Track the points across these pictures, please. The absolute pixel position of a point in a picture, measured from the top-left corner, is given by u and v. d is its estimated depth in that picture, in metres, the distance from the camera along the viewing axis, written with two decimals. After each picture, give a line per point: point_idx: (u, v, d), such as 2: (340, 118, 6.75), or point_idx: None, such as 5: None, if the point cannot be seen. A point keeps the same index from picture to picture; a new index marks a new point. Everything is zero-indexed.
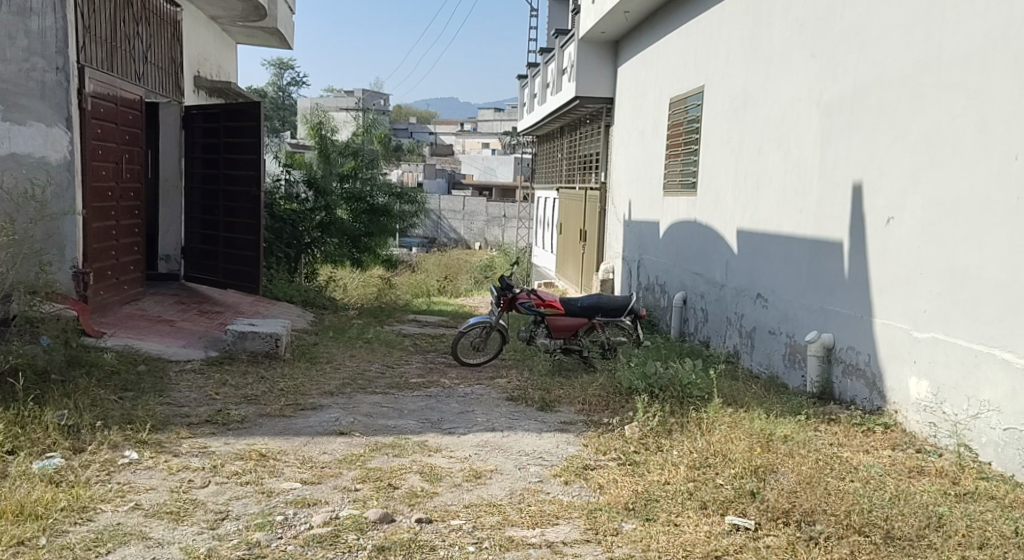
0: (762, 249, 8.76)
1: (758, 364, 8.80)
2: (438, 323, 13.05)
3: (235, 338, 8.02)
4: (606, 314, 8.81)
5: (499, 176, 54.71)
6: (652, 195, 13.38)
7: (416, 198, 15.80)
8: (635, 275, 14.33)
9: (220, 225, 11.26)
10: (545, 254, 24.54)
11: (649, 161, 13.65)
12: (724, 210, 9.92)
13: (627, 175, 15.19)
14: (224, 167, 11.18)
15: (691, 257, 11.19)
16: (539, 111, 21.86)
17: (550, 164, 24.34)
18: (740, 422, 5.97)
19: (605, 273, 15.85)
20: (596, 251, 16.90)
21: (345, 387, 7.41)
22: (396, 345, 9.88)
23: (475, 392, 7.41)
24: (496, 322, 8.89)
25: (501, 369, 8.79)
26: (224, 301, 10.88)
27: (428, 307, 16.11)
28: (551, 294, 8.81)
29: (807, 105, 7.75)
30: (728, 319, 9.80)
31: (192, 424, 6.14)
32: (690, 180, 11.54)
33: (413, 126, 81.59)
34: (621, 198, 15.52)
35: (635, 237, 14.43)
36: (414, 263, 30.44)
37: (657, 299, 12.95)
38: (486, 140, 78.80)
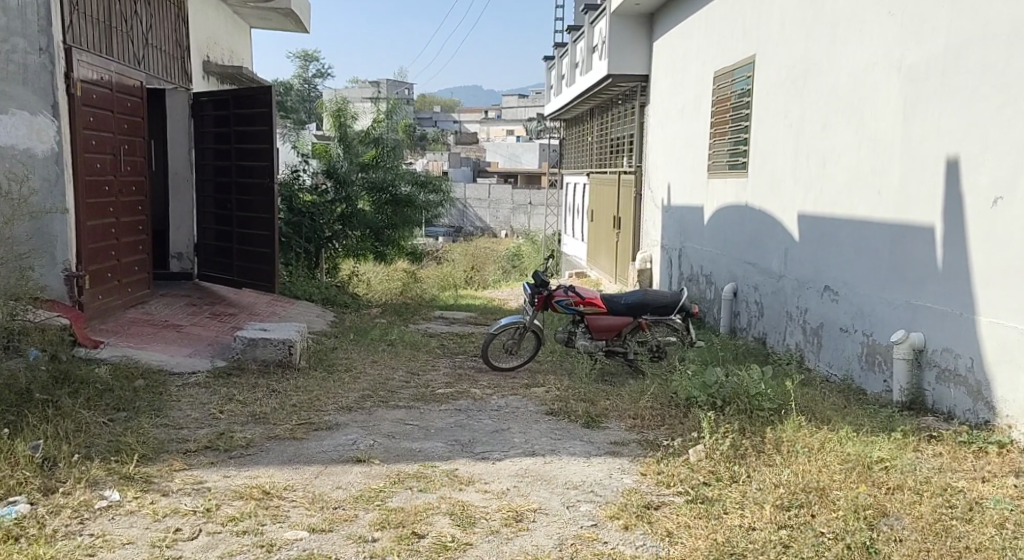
0: (832, 236, 8.02)
1: (828, 365, 8.04)
2: (466, 321, 12.19)
3: (245, 346, 7.16)
4: (652, 312, 7.91)
5: (524, 163, 53.77)
6: (695, 178, 12.49)
7: (441, 187, 14.94)
8: (676, 265, 13.39)
9: (233, 220, 10.33)
10: (575, 243, 23.65)
11: (691, 141, 12.72)
12: (783, 193, 9.15)
13: (664, 157, 14.30)
14: (236, 159, 10.24)
15: (742, 244, 10.37)
16: (567, 93, 20.97)
17: (579, 149, 23.37)
18: (827, 447, 5.09)
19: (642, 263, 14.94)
20: (632, 240, 15.99)
21: (365, 401, 6.57)
22: (421, 347, 9.03)
23: (511, 405, 6.55)
24: (530, 323, 8.01)
25: (538, 374, 7.92)
26: (238, 302, 10.02)
27: (456, 301, 15.26)
28: (592, 290, 7.95)
29: (886, 71, 6.99)
30: (789, 314, 9.02)
31: (188, 452, 5.27)
32: (741, 160, 10.59)
33: (436, 115, 80.75)
34: (658, 182, 14.63)
35: (675, 224, 13.53)
36: (439, 253, 29.63)
37: (701, 292, 12.10)
38: (510, 127, 77.81)
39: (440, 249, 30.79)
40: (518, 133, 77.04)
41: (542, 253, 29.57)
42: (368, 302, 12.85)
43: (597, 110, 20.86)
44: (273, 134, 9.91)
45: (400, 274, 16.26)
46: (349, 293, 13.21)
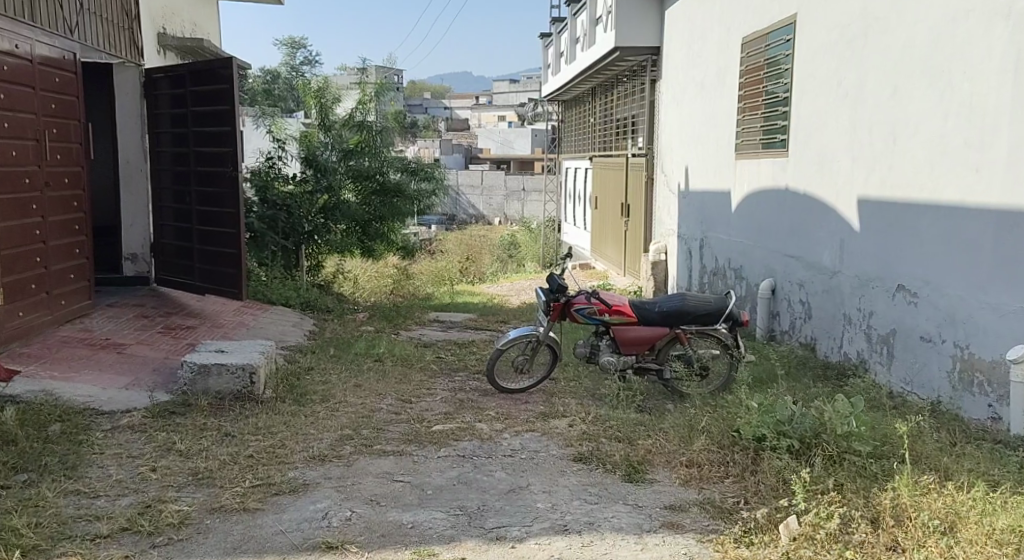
0: (903, 224, 6.80)
1: (903, 381, 6.81)
2: (466, 325, 10.82)
3: (194, 375, 5.76)
4: (692, 321, 6.53)
5: (518, 149, 52.32)
6: (718, 161, 11.12)
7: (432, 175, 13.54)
8: (699, 256, 11.97)
9: (193, 215, 8.86)
10: (577, 232, 22.27)
11: (713, 119, 11.33)
12: (832, 175, 7.87)
13: (679, 139, 12.94)
14: (194, 145, 8.74)
15: (781, 234, 9.07)
16: (567, 71, 19.55)
17: (580, 132, 21.92)
18: (965, 533, 3.88)
19: (657, 255, 13.56)
20: (643, 229, 14.63)
21: (343, 445, 5.20)
22: (414, 364, 7.65)
23: (529, 449, 5.18)
24: (544, 335, 6.68)
25: (556, 399, 6.56)
26: (201, 311, 8.63)
27: (452, 300, 13.89)
28: (618, 295, 6.61)
29: (982, 22, 5.92)
30: (845, 317, 7.75)
31: (99, 538, 3.96)
32: (779, 138, 9.15)
33: (425, 100, 79.14)
34: (673, 165, 13.27)
35: (696, 210, 12.11)
36: (431, 245, 28.21)
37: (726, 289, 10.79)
38: (502, 112, 76.30)
39: (432, 240, 29.39)
40: (510, 118, 75.47)
41: (540, 242, 28.18)
42: (354, 305, 11.48)
43: (600, 88, 19.39)
44: (235, 115, 8.39)
45: (390, 272, 14.88)
46: (334, 297, 11.83)
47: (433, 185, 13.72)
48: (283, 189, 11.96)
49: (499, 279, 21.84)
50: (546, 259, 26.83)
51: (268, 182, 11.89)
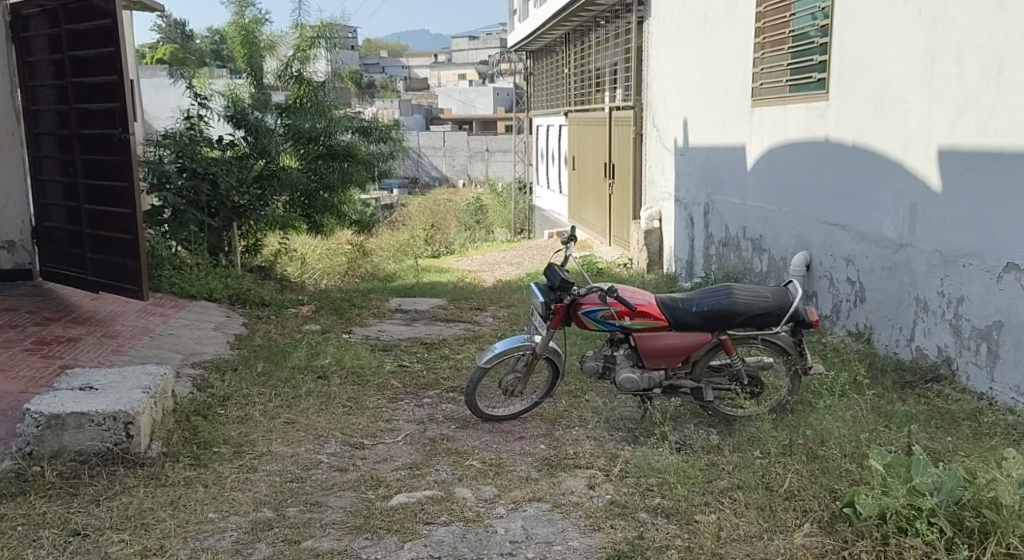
0: (1014, 181, 5.10)
1: (1013, 390, 5.17)
2: (435, 314, 9.12)
3: (41, 432, 4.01)
4: (743, 326, 4.77)
5: (479, 109, 50.40)
6: (726, 111, 9.39)
7: (387, 136, 11.70)
8: (702, 224, 10.24)
9: (81, 192, 7.02)
10: (549, 196, 20.61)
11: (720, 61, 9.57)
12: (896, 119, 6.14)
13: (675, 88, 11.17)
14: (76, 102, 6.89)
15: (818, 197, 7.35)
16: (537, 19, 17.77)
17: (551, 86, 20.12)
18: None
19: (649, 222, 11.88)
20: (631, 192, 12.93)
21: (253, 544, 3.55)
22: (368, 385, 5.93)
23: (536, 540, 3.61)
24: (541, 347, 5.00)
25: (558, 436, 4.87)
26: (96, 318, 6.84)
27: (416, 283, 12.13)
28: (643, 291, 4.90)
29: None
30: (913, 301, 6.05)
31: None
32: (813, 78, 7.46)
33: (384, 61, 76.64)
34: (666, 118, 11.54)
35: (697, 169, 10.39)
36: (392, 214, 26.41)
37: (737, 263, 9.13)
38: (462, 72, 74.13)
39: (394, 209, 27.59)
40: (470, 77, 73.31)
41: (510, 207, 26.47)
42: (298, 295, 9.73)
43: (574, 36, 17.56)
44: (122, 61, 6.50)
45: (344, 250, 13.06)
46: (273, 289, 10.05)
47: (389, 148, 11.88)
48: (211, 156, 10.11)
49: (468, 250, 20.14)
50: (516, 225, 25.15)
51: (191, 144, 9.84)
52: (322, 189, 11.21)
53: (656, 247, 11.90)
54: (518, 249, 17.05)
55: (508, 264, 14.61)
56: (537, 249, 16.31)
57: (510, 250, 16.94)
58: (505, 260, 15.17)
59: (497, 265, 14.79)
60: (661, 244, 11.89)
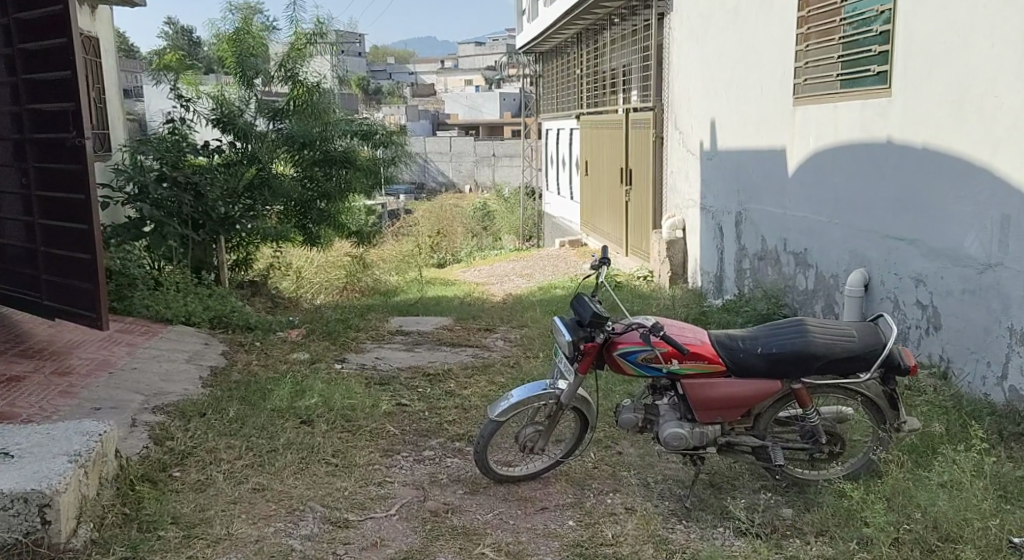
0: None
1: None
2: (440, 336, 8.21)
3: None
4: (823, 373, 3.87)
5: (486, 113, 49.50)
6: (759, 111, 8.48)
7: (387, 141, 10.80)
8: (732, 235, 9.32)
9: (33, 206, 6.13)
10: (561, 202, 19.69)
11: (752, 55, 8.64)
12: (991, 119, 5.30)
13: (698, 87, 10.28)
14: (26, 101, 5.99)
15: (876, 207, 6.46)
16: (548, 16, 16.88)
17: (562, 88, 19.19)
18: None
19: (672, 232, 10.95)
20: (651, 199, 11.98)
21: None
22: (358, 433, 5.02)
23: None
24: (566, 395, 4.07)
25: (593, 511, 4.01)
26: (48, 351, 5.94)
27: (420, 299, 11.23)
28: (692, 326, 3.98)
29: None
30: (1007, 331, 5.22)
31: None
32: (870, 73, 6.54)
33: (391, 65, 75.95)
34: (690, 119, 10.61)
35: (726, 174, 9.46)
36: (397, 222, 25.50)
37: (776, 279, 8.19)
38: (469, 76, 73.28)
39: (399, 216, 26.75)
40: (478, 80, 72.52)
41: (519, 213, 25.58)
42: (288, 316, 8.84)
43: (588, 34, 16.60)
44: (75, 54, 5.62)
45: (343, 263, 12.14)
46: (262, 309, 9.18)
47: (391, 154, 10.96)
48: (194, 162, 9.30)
49: (477, 260, 19.26)
50: (526, 231, 24.26)
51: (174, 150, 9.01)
52: (318, 198, 10.35)
53: (680, 259, 10.95)
54: (529, 259, 16.14)
55: (519, 276, 13.70)
56: (550, 259, 15.38)
57: (521, 260, 16.01)
58: (516, 272, 14.24)
59: (507, 276, 13.88)
60: (686, 256, 10.94)
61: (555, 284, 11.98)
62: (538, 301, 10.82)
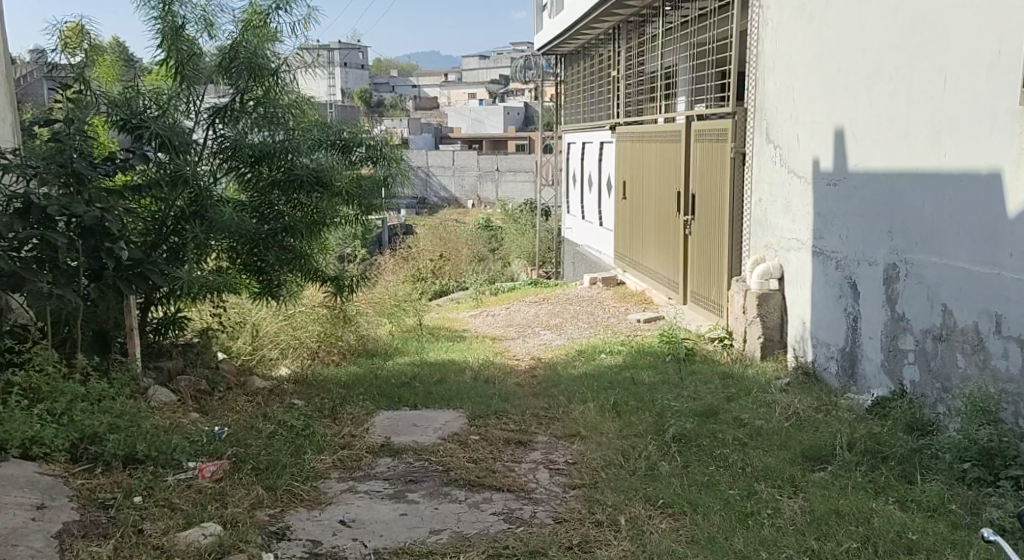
0: None
1: None
2: (450, 460, 5.32)
3: None
4: None
5: (491, 125, 46.71)
6: (932, 112, 5.58)
7: (374, 155, 7.88)
8: (870, 297, 6.41)
9: None
10: (586, 229, 16.80)
11: (917, 31, 5.72)
12: None
13: (806, 83, 7.35)
14: None
15: None
16: (577, 7, 13.98)
17: (590, 95, 16.28)
18: None
19: (765, 282, 8.04)
20: (725, 237, 9.02)
21: None
22: None
23: None
24: None
25: None
26: None
27: (421, 371, 8.32)
28: None
29: None
30: None
31: None
32: None
33: (393, 78, 73.42)
34: (790, 126, 7.69)
35: (859, 209, 6.54)
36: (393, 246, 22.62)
37: (969, 378, 5.28)
38: (473, 89, 70.63)
39: (399, 236, 23.97)
40: (482, 93, 69.88)
41: (531, 236, 22.77)
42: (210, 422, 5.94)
43: (627, 26, 13.57)
44: None
45: (318, 315, 9.24)
46: (174, 410, 6.24)
47: (381, 172, 7.96)
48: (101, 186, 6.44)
49: (486, 295, 16.41)
50: (540, 257, 21.43)
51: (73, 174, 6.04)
52: (280, 232, 7.42)
53: (775, 320, 8.04)
54: (551, 301, 13.23)
55: (544, 328, 10.84)
56: (579, 303, 12.48)
57: (544, 302, 13.12)
58: (540, 321, 11.37)
59: (529, 328, 11.00)
60: (782, 317, 8.03)
61: (598, 347, 9.12)
62: (577, 375, 7.95)
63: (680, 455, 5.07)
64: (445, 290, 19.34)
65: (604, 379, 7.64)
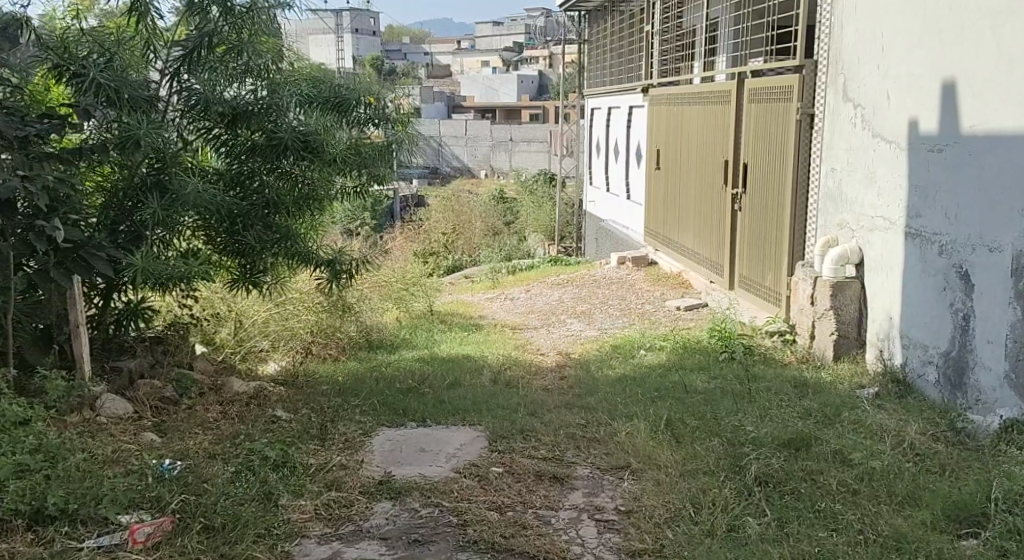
0: None
1: None
2: (467, 504, 4.13)
3: None
4: None
5: (505, 95, 45.31)
6: None
7: (376, 117, 6.61)
8: (997, 291, 5.29)
9: None
10: (611, 203, 15.51)
11: None
12: None
13: (909, 32, 6.17)
14: None
15: None
16: None
17: (617, 56, 14.92)
18: None
19: (841, 269, 6.81)
20: (786, 213, 7.77)
21: None
22: None
23: None
24: None
25: None
26: None
27: (431, 371, 7.12)
28: None
29: None
30: None
31: None
32: None
33: (406, 47, 72.07)
34: (881, 86, 6.55)
35: (982, 183, 5.44)
36: (403, 220, 21.41)
37: None
38: (486, 58, 69.07)
39: (410, 209, 22.76)
40: (496, 63, 68.37)
41: (550, 208, 21.42)
42: (164, 451, 4.74)
43: None
44: None
45: (314, 303, 8.03)
46: (125, 431, 5.06)
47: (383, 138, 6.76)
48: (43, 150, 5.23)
49: (502, 274, 15.19)
50: (560, 232, 20.12)
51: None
52: (264, 209, 6.24)
53: (851, 314, 6.82)
54: (575, 281, 12.00)
55: (571, 315, 9.64)
56: (608, 286, 11.22)
57: (568, 283, 11.89)
58: (565, 307, 10.16)
59: (553, 316, 9.76)
60: (861, 309, 6.81)
61: (636, 341, 7.90)
62: (615, 378, 6.73)
63: (769, 507, 3.88)
64: (457, 267, 18.10)
65: (648, 384, 6.44)
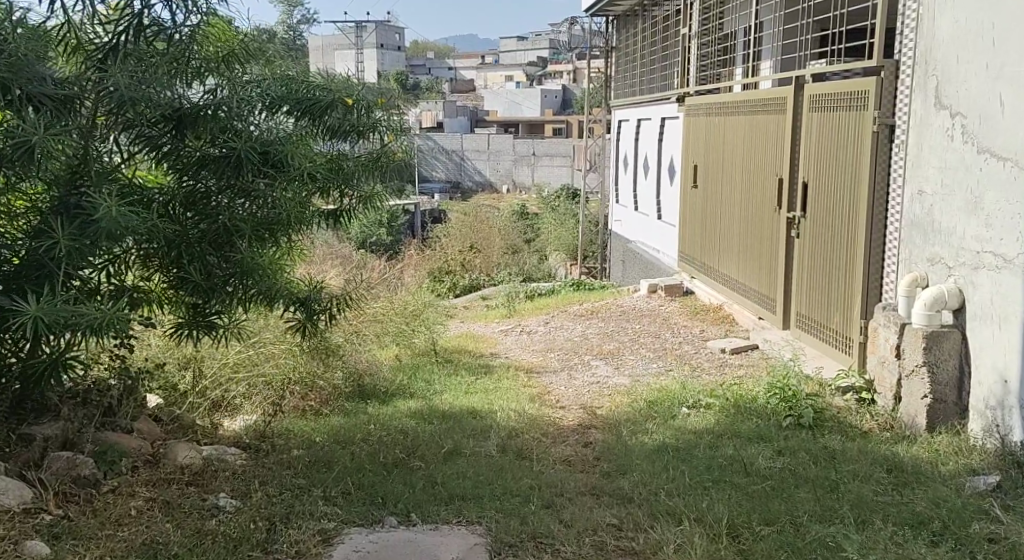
0: None
1: None
2: None
3: None
4: None
5: (529, 109, 44.17)
6: None
7: (357, 125, 5.29)
8: None
9: None
10: (641, 224, 14.21)
11: None
12: None
13: None
14: None
15: None
16: None
17: (648, 64, 13.64)
18: None
19: (935, 316, 5.46)
20: (860, 244, 6.42)
21: None
22: None
23: None
24: None
25: None
26: None
27: (426, 431, 5.83)
28: None
29: None
30: None
31: None
32: None
33: (429, 60, 71.15)
34: (994, 88, 5.20)
35: None
36: (418, 239, 20.22)
37: None
38: (510, 71, 68.07)
39: (427, 226, 21.56)
40: (520, 76, 67.33)
41: (572, 226, 20.13)
42: None
43: None
44: None
45: (292, 344, 6.77)
46: (5, 543, 3.79)
47: (368, 150, 5.45)
48: None
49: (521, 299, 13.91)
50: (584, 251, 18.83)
51: None
52: (221, 238, 4.95)
53: (949, 374, 5.46)
54: (602, 312, 10.70)
55: (596, 356, 8.33)
56: (638, 319, 9.89)
57: (594, 314, 10.59)
58: (590, 344, 8.85)
59: (576, 355, 8.44)
60: (962, 367, 5.45)
61: (676, 394, 6.57)
62: (653, 448, 5.41)
63: None
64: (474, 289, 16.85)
65: (695, 459, 5.11)
